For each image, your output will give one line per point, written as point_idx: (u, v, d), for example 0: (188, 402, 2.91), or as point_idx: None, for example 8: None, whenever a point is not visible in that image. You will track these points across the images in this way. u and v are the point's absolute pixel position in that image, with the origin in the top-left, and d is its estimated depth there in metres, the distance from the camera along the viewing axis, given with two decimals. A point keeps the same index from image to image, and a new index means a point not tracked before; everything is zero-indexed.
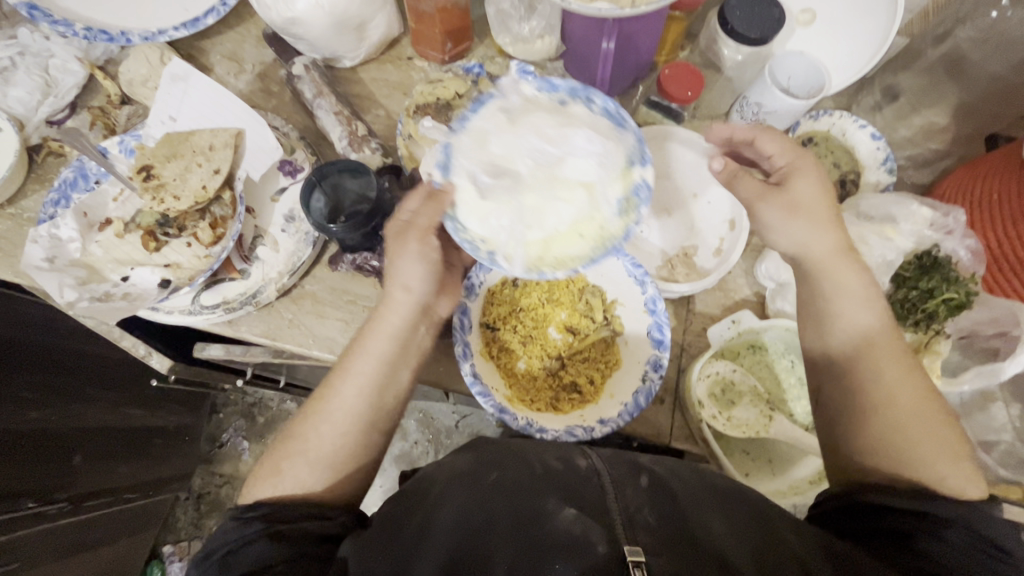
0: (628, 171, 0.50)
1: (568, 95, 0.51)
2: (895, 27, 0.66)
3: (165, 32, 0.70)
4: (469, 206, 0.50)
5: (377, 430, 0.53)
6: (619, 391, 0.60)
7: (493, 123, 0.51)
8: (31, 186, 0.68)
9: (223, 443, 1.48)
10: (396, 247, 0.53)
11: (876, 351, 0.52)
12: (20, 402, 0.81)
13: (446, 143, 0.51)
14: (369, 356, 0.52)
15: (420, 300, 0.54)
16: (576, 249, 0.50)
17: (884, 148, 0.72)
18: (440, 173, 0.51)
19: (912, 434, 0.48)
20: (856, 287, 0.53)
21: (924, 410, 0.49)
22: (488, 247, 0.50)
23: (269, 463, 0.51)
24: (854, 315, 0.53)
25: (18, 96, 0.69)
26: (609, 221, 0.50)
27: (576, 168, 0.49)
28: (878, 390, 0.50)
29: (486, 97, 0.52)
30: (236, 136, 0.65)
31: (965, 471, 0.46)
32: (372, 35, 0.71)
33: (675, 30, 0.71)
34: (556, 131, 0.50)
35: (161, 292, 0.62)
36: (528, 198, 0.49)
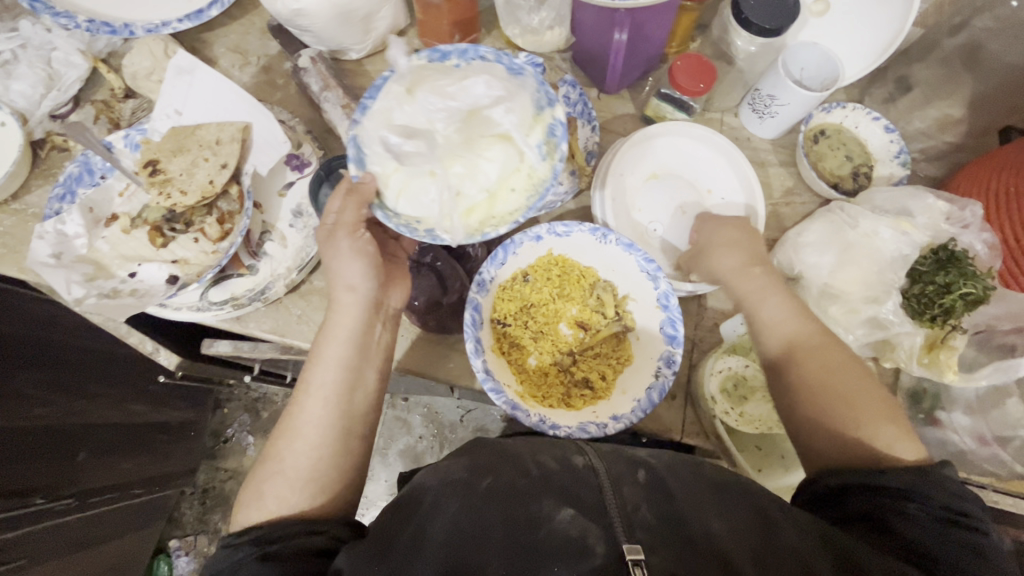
0: (540, 115, 0.51)
1: (457, 57, 0.52)
2: (913, 16, 0.65)
3: (168, 24, 0.69)
4: (395, 192, 0.51)
5: (352, 433, 0.53)
6: (631, 387, 0.60)
7: (390, 99, 0.51)
8: (35, 181, 0.67)
9: (228, 438, 1.48)
10: (329, 249, 0.55)
11: (797, 337, 0.55)
12: (26, 399, 0.80)
13: (353, 135, 0.51)
14: (325, 364, 0.53)
15: (368, 297, 0.55)
16: (511, 203, 0.52)
17: (898, 141, 0.71)
18: (355, 167, 0.51)
19: (847, 405, 0.50)
20: (765, 283, 0.58)
21: (852, 379, 0.52)
22: (425, 226, 0.51)
23: (251, 486, 0.50)
24: (771, 309, 0.57)
25: (21, 90, 0.68)
26: (534, 167, 0.51)
27: (490, 121, 0.51)
28: (808, 373, 0.53)
29: (379, 79, 0.51)
30: (244, 130, 0.64)
31: (896, 430, 0.48)
32: (378, 27, 0.70)
33: (686, 21, 0.70)
34: (456, 86, 0.50)
35: (168, 288, 0.61)
36: (450, 164, 0.51)
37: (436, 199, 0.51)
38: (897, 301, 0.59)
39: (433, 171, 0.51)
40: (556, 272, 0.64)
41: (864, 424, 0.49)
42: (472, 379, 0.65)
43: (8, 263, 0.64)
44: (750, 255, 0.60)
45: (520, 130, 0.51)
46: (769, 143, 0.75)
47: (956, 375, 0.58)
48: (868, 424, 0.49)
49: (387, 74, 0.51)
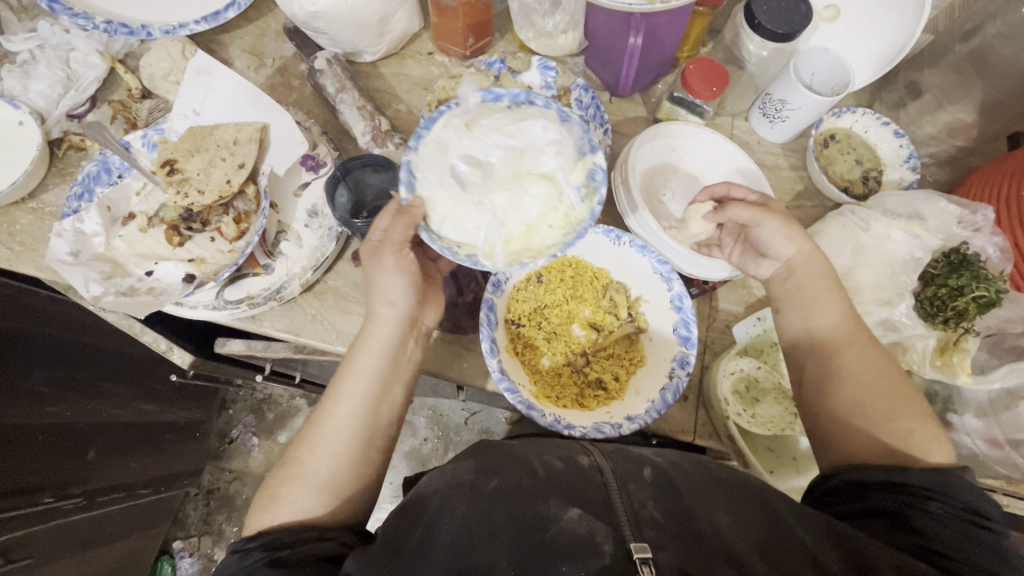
0: (583, 159, 0.51)
1: (511, 99, 0.51)
2: (923, 23, 0.65)
3: (186, 26, 0.70)
4: (440, 217, 0.49)
5: (373, 445, 0.53)
6: (645, 388, 0.60)
7: (447, 130, 0.50)
8: (53, 180, 0.68)
9: (233, 439, 1.48)
10: (374, 265, 0.53)
11: (837, 332, 0.56)
12: (38, 397, 0.81)
13: (406, 160, 0.50)
14: (358, 375, 0.53)
15: (404, 314, 0.55)
16: (548, 239, 0.51)
17: (907, 146, 0.72)
18: (405, 191, 0.49)
19: (884, 405, 0.51)
20: (817, 272, 0.57)
21: (888, 382, 0.52)
22: (466, 250, 0.50)
23: (267, 490, 0.50)
24: (816, 300, 0.57)
25: (40, 90, 0.69)
26: (575, 208, 0.51)
27: (538, 159, 0.50)
28: (847, 365, 0.53)
29: (438, 111, 0.51)
30: (261, 130, 0.64)
31: (931, 429, 0.49)
32: (393, 29, 0.71)
33: (699, 26, 0.71)
34: (513, 124, 0.50)
35: (185, 287, 0.62)
36: (497, 197, 0.49)
37: (480, 227, 0.49)
38: (909, 303, 0.59)
39: (480, 201, 0.49)
40: (569, 274, 0.65)
41: (898, 416, 0.50)
42: (486, 379, 0.65)
43: (26, 261, 0.64)
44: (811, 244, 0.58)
45: (565, 170, 0.50)
46: (780, 146, 0.76)
47: (969, 377, 0.58)
48: (902, 418, 0.49)
49: (446, 108, 0.51)
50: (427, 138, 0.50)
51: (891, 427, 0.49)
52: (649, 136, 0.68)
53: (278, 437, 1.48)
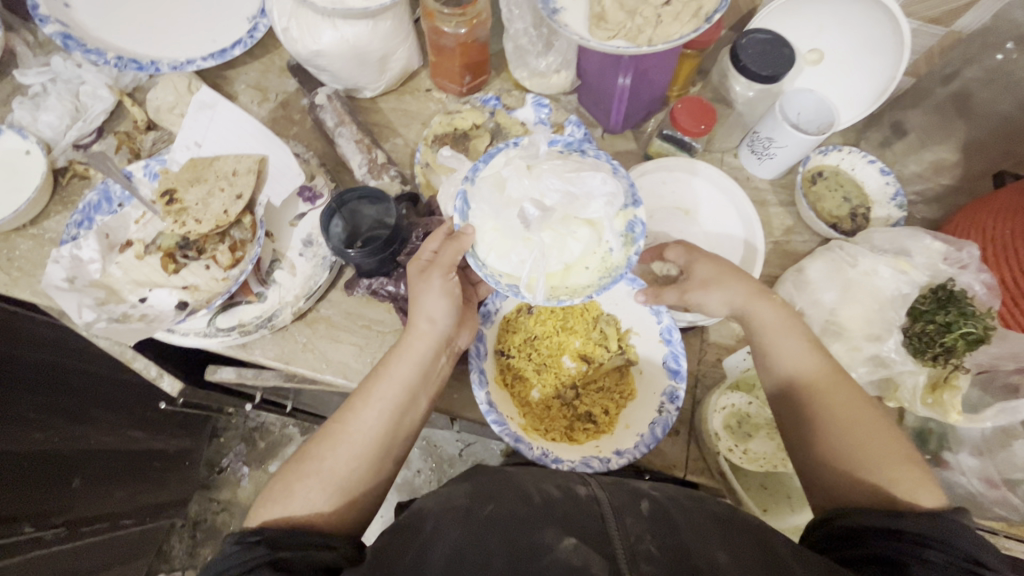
0: (625, 210, 0.54)
1: (564, 147, 0.57)
2: (904, 66, 0.67)
3: (193, 62, 0.73)
4: (488, 245, 0.53)
5: (391, 455, 0.53)
6: (635, 421, 0.59)
7: (506, 168, 0.55)
8: (54, 208, 0.69)
9: (223, 469, 1.45)
10: (420, 285, 0.55)
11: (819, 375, 0.55)
12: (26, 423, 0.80)
13: (463, 191, 0.55)
14: (390, 383, 0.53)
15: (443, 333, 0.55)
16: (584, 278, 0.53)
17: (894, 183, 0.73)
18: (459, 218, 0.54)
19: (869, 451, 0.50)
20: (781, 319, 0.57)
21: (872, 427, 0.52)
22: (508, 280, 0.53)
23: (280, 483, 0.50)
24: (786, 347, 0.57)
25: (48, 121, 0.71)
26: (611, 253, 0.54)
27: (588, 206, 0.53)
28: (829, 409, 0.53)
29: (497, 150, 0.56)
30: (260, 162, 0.66)
31: (916, 476, 0.47)
32: (392, 68, 0.73)
33: (688, 66, 0.74)
34: (571, 172, 0.53)
35: (178, 314, 0.62)
36: (546, 234, 0.52)
37: (525, 260, 0.53)
38: (898, 338, 0.59)
39: (528, 236, 0.53)
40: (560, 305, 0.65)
41: (881, 460, 0.49)
42: (477, 411, 0.65)
43: (21, 286, 0.65)
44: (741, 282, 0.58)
45: (609, 218, 0.53)
46: (768, 183, 0.78)
47: (959, 416, 0.57)
48: (889, 468, 0.48)
49: (507, 147, 0.56)
50: (484, 174, 0.56)
51: (874, 473, 0.49)
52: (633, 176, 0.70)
53: (268, 466, 1.46)
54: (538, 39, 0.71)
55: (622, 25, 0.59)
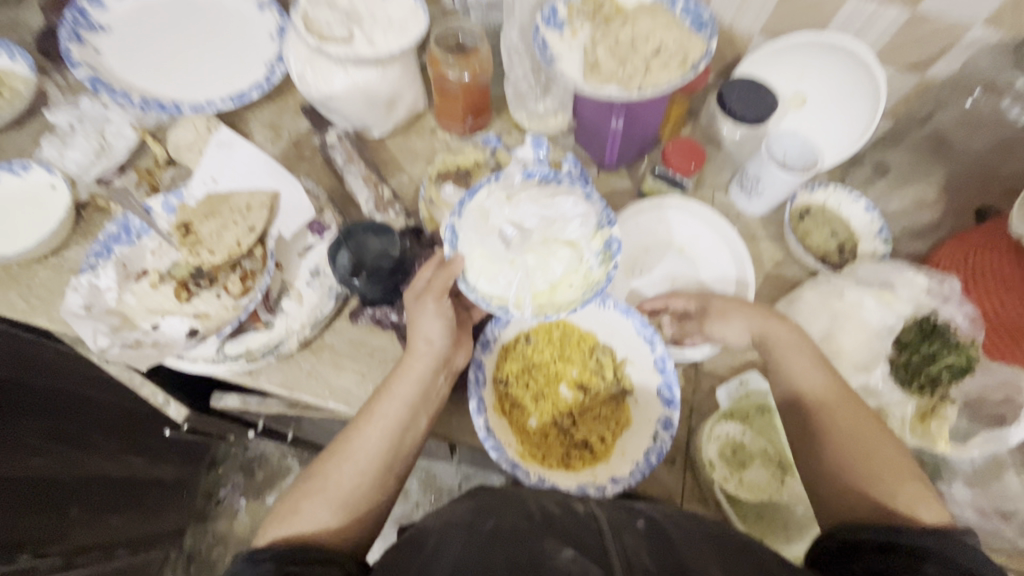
0: (601, 230, 0.58)
1: (541, 178, 0.61)
2: (881, 110, 0.71)
3: (213, 104, 0.77)
4: (476, 271, 0.56)
5: (393, 472, 0.55)
6: (630, 450, 0.61)
7: (489, 201, 0.59)
8: (75, 238, 0.73)
9: (220, 500, 1.44)
10: (416, 309, 0.58)
11: (824, 394, 0.57)
12: (25, 449, 0.82)
13: (450, 224, 0.58)
14: (392, 401, 0.55)
15: (440, 352, 0.58)
16: (569, 295, 0.56)
17: (879, 220, 0.76)
18: (449, 248, 0.57)
19: (866, 466, 0.52)
20: (793, 339, 0.61)
21: (871, 443, 0.54)
22: (498, 302, 0.56)
23: (288, 501, 0.52)
24: (796, 364, 0.59)
25: (74, 157, 0.75)
26: (592, 270, 0.56)
27: (564, 229, 0.57)
28: (832, 425, 0.55)
29: (480, 185, 0.60)
30: (272, 197, 0.70)
31: (914, 489, 0.49)
32: (400, 110, 0.78)
33: (678, 110, 0.78)
34: (546, 199, 0.58)
35: (188, 340, 0.65)
36: (529, 256, 0.56)
37: (512, 282, 0.56)
38: (884, 369, 0.62)
39: (513, 259, 0.56)
40: (557, 334, 0.67)
41: (880, 475, 0.51)
42: (476, 437, 0.66)
43: (39, 313, 0.68)
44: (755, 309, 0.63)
45: (586, 238, 0.57)
46: (758, 218, 0.81)
47: (947, 444, 0.58)
48: (886, 481, 0.51)
49: (490, 181, 0.60)
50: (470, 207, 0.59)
51: (872, 488, 0.51)
52: (627, 214, 0.74)
53: (266, 498, 1.45)
54: (536, 84, 0.76)
55: (614, 73, 0.64)
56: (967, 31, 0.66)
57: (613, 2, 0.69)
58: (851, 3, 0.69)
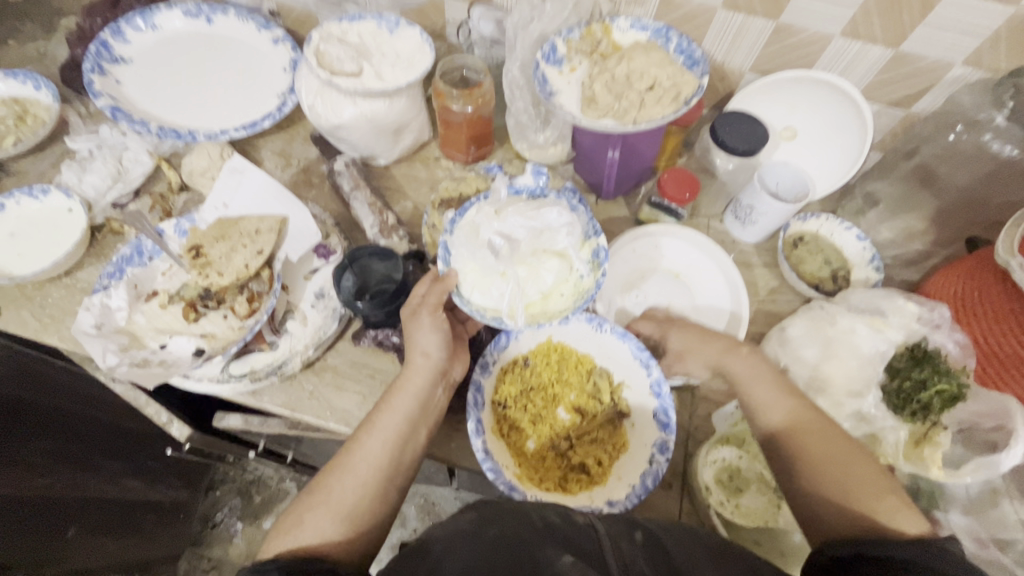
0: (588, 240, 0.62)
1: (529, 194, 0.65)
2: (869, 143, 0.74)
3: (226, 132, 0.80)
4: (470, 285, 0.60)
5: (395, 483, 0.55)
6: (627, 473, 0.61)
7: (479, 216, 0.62)
8: (89, 260, 0.75)
9: (216, 524, 1.43)
10: (411, 325, 0.60)
11: (790, 420, 0.58)
12: (31, 468, 0.82)
13: (444, 242, 0.62)
14: (392, 413, 0.56)
15: (438, 364, 0.60)
16: (559, 304, 0.61)
17: (870, 248, 0.78)
18: (444, 265, 0.61)
19: (845, 482, 0.52)
20: (752, 369, 0.62)
21: (846, 460, 0.54)
22: (492, 313, 0.59)
23: (291, 516, 0.52)
24: (760, 394, 0.60)
25: (92, 182, 0.78)
26: (581, 279, 0.61)
27: (553, 239, 0.60)
28: (808, 452, 0.55)
29: (469, 203, 0.64)
30: (281, 222, 0.72)
31: (892, 502, 0.49)
32: (405, 139, 0.81)
33: (672, 142, 0.81)
34: (533, 211, 0.60)
35: (194, 360, 0.66)
36: (520, 267, 0.59)
37: (505, 293, 0.59)
38: (876, 395, 0.62)
39: (504, 271, 0.59)
40: (555, 357, 0.68)
41: (863, 496, 0.51)
42: (473, 459, 0.67)
43: (50, 332, 0.70)
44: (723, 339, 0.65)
45: (574, 248, 0.61)
46: (753, 246, 0.83)
47: (941, 471, 0.57)
48: (869, 496, 0.51)
49: (479, 198, 0.64)
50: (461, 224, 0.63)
51: (855, 502, 0.51)
52: (622, 240, 0.75)
53: (262, 522, 1.44)
54: (536, 116, 0.79)
55: (611, 105, 0.67)
56: (949, 69, 0.70)
57: (609, 40, 0.73)
58: (836, 43, 0.72)
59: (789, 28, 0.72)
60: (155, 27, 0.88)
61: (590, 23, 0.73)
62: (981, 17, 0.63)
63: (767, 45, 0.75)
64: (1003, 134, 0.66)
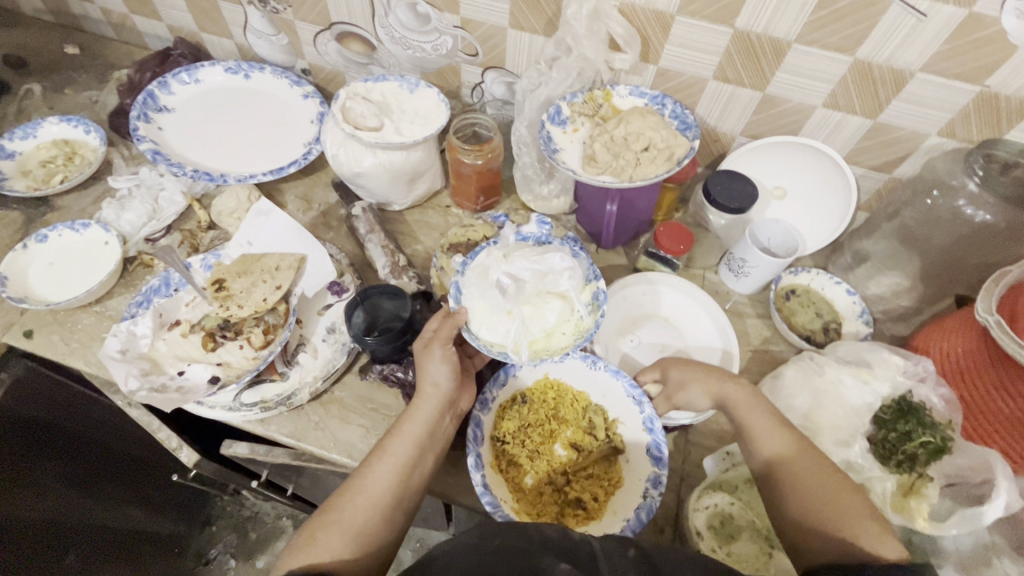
0: (588, 284, 0.67)
1: (535, 240, 0.70)
2: (853, 205, 0.80)
3: (255, 176, 0.87)
4: (478, 322, 0.64)
5: (402, 507, 0.57)
6: (621, 508, 0.63)
7: (489, 258, 0.67)
8: (119, 289, 0.80)
9: (210, 560, 1.40)
10: (423, 357, 0.62)
11: (787, 451, 0.59)
12: (41, 489, 0.84)
13: (456, 281, 0.66)
14: (403, 440, 0.59)
15: (447, 395, 0.62)
16: (561, 342, 0.64)
17: (859, 302, 0.82)
18: (454, 301, 0.65)
19: (834, 508, 0.53)
20: (751, 399, 0.62)
21: (839, 491, 0.55)
22: (498, 348, 0.63)
23: (303, 534, 0.54)
24: (760, 424, 0.61)
25: (129, 219, 0.85)
26: (582, 319, 0.65)
27: (556, 282, 0.65)
28: (797, 481, 0.57)
29: (480, 248, 0.69)
30: (300, 259, 0.77)
31: (874, 529, 0.51)
32: (419, 187, 0.87)
33: (669, 197, 0.86)
34: (538, 254, 0.65)
35: (209, 387, 0.70)
36: (526, 307, 0.64)
37: (511, 330, 0.63)
38: (863, 445, 0.64)
39: (511, 310, 0.64)
40: (551, 395, 0.71)
41: (845, 520, 0.52)
42: (471, 495, 0.68)
43: (77, 356, 0.74)
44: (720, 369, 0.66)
45: (575, 290, 0.65)
46: (746, 297, 0.86)
47: (927, 522, 0.59)
48: (852, 522, 0.52)
49: (490, 243, 0.69)
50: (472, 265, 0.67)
51: (840, 529, 0.52)
52: (619, 285, 0.80)
53: (256, 561, 1.41)
54: (541, 170, 0.85)
55: (609, 164, 0.73)
56: (926, 138, 0.75)
57: (610, 104, 0.80)
58: (819, 112, 0.78)
59: (775, 98, 0.78)
60: (199, 81, 0.97)
61: (593, 89, 0.80)
62: (949, 94, 0.69)
63: (755, 112, 0.81)
64: (977, 202, 0.70)
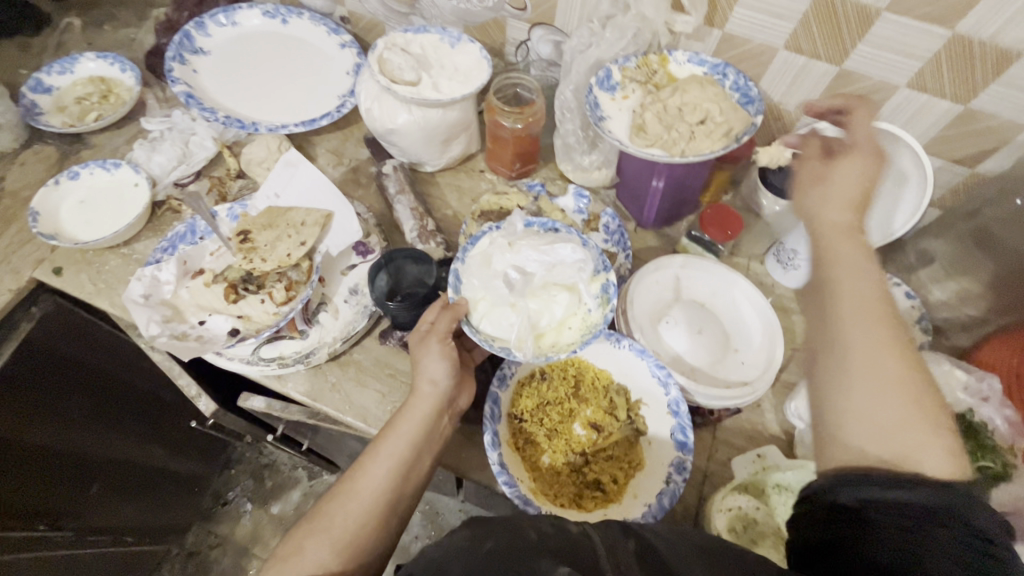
0: (597, 275, 0.63)
1: (540, 228, 0.66)
2: (926, 202, 0.70)
3: (286, 126, 0.84)
4: (479, 315, 0.60)
5: (396, 511, 0.53)
6: (642, 491, 0.61)
7: (493, 247, 0.63)
8: (146, 233, 0.80)
9: (227, 502, 1.45)
10: (419, 349, 0.59)
11: (866, 302, 0.50)
12: (67, 423, 0.87)
13: (456, 269, 0.63)
14: (398, 441, 0.55)
15: (444, 393, 0.58)
16: (567, 337, 0.61)
17: (919, 307, 0.73)
18: (453, 292, 0.62)
19: (898, 402, 0.45)
20: (856, 254, 0.53)
21: (905, 377, 0.46)
22: (500, 343, 0.59)
23: (289, 543, 0.50)
24: (855, 280, 0.52)
25: (159, 161, 0.84)
26: (589, 313, 0.62)
27: (562, 273, 0.61)
28: (853, 353, 0.48)
29: (480, 235, 0.66)
30: (327, 217, 0.75)
31: (938, 440, 0.43)
32: (453, 149, 0.83)
33: (718, 178, 0.80)
34: (546, 244, 0.62)
35: (229, 339, 0.69)
36: (532, 300, 0.61)
37: (514, 324, 0.60)
38: None
39: (515, 303, 0.60)
40: (572, 372, 0.68)
41: (907, 419, 0.44)
42: (483, 472, 0.67)
43: (102, 296, 0.74)
44: (863, 206, 0.57)
45: (583, 282, 0.62)
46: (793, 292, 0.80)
47: None
48: (906, 426, 0.44)
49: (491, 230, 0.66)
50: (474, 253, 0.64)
51: (898, 434, 0.44)
52: (654, 265, 0.74)
53: (270, 507, 1.45)
54: (584, 139, 0.80)
55: (660, 136, 0.67)
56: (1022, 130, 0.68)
57: (665, 71, 0.74)
58: (902, 93, 0.70)
59: (852, 75, 0.71)
60: (235, 24, 0.94)
61: (648, 53, 0.74)
62: None
63: (828, 88, 0.73)
64: None
